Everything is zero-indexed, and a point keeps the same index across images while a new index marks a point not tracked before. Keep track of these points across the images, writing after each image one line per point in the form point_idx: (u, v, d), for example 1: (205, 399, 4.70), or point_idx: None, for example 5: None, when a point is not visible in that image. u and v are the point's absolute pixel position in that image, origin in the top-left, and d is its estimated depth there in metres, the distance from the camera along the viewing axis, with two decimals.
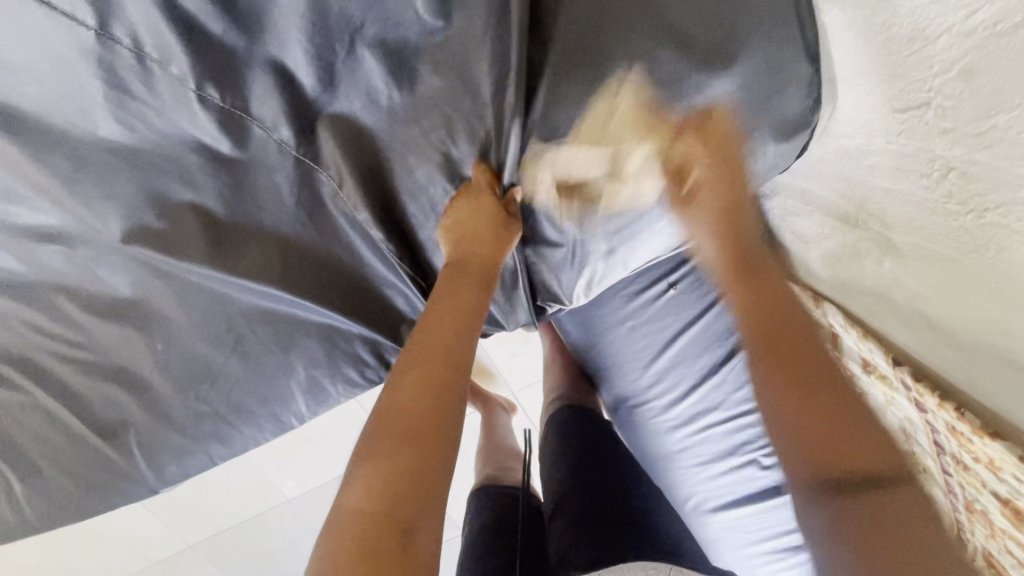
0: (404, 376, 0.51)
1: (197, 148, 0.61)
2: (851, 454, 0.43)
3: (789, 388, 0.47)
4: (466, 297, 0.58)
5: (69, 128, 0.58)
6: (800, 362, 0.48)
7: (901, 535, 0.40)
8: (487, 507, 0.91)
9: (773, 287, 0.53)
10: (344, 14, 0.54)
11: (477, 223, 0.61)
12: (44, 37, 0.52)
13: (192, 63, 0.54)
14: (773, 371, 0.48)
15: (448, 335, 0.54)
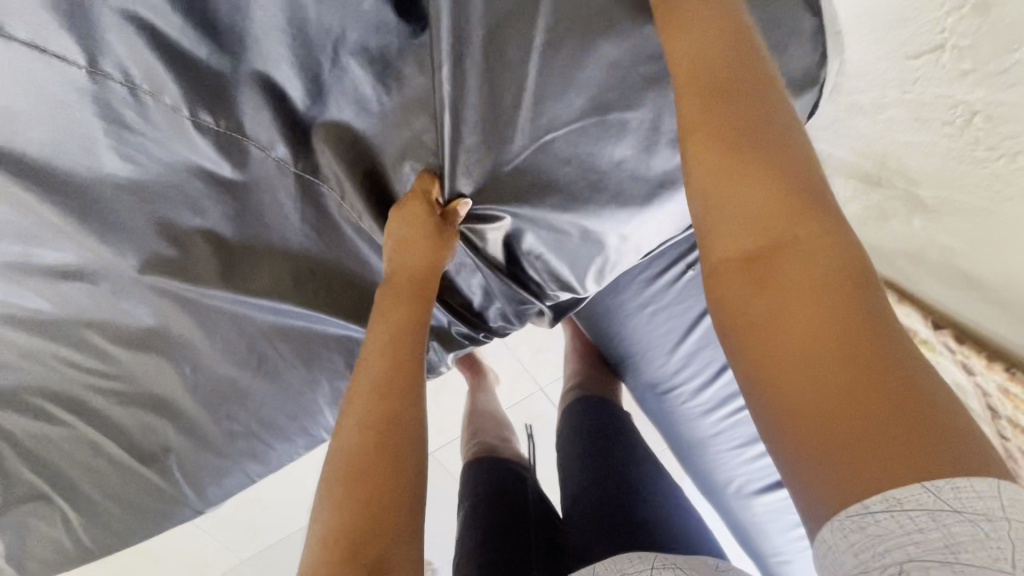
0: (347, 423, 0.52)
1: (200, 174, 0.61)
2: (813, 308, 0.32)
3: (727, 224, 0.37)
4: (404, 322, 0.58)
5: (76, 168, 0.58)
6: (753, 174, 0.37)
7: (864, 421, 0.29)
8: (487, 473, 0.87)
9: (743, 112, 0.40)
10: (322, 24, 0.53)
11: (414, 236, 0.60)
12: (37, 82, 0.51)
13: (183, 90, 0.54)
14: (711, 204, 0.38)
15: (387, 369, 0.54)
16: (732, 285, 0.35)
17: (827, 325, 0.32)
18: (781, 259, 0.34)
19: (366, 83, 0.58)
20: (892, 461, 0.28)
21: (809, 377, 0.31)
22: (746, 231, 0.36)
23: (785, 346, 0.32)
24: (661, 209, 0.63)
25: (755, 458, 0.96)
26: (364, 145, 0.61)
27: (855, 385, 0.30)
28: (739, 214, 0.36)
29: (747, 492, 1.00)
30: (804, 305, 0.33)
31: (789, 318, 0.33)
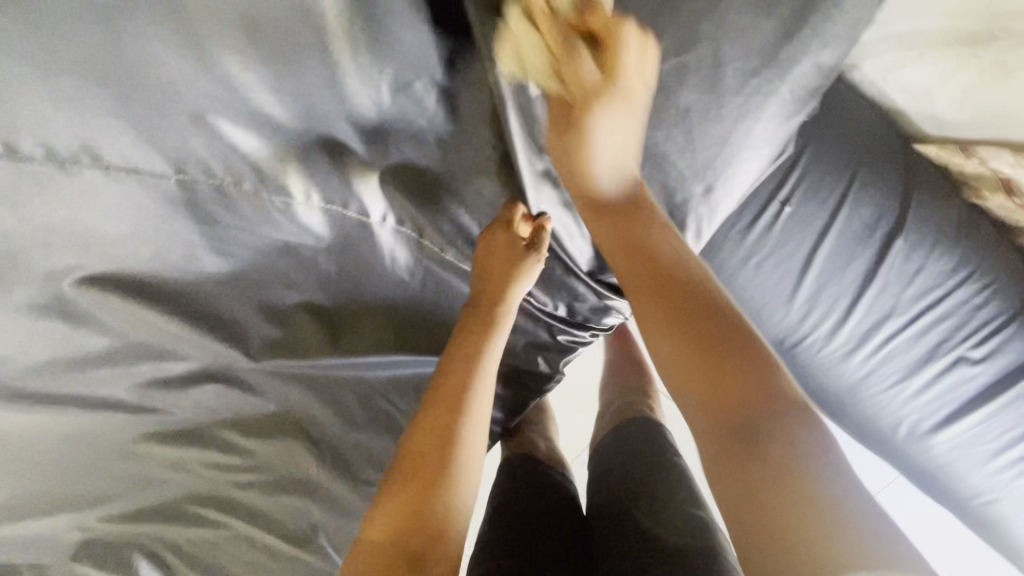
0: (417, 424, 0.59)
1: (287, 249, 0.64)
2: (726, 386, 0.43)
3: (669, 354, 0.46)
4: (477, 344, 0.63)
5: (184, 272, 0.61)
6: (681, 317, 0.47)
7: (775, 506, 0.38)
8: (515, 482, 0.79)
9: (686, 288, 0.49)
10: (374, 73, 0.53)
11: (497, 262, 0.65)
12: (134, 199, 0.52)
13: (261, 171, 0.55)
14: (652, 334, 0.48)
15: (456, 386, 0.60)
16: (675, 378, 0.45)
17: (744, 448, 0.41)
18: (718, 392, 0.43)
19: (423, 117, 0.58)
20: (803, 542, 0.35)
21: (740, 479, 0.40)
22: (682, 363, 0.45)
23: (729, 463, 0.41)
24: (746, 146, 0.57)
25: (923, 390, 0.86)
26: (429, 178, 0.63)
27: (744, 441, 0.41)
28: (676, 344, 0.46)
29: (920, 432, 0.89)
30: (741, 432, 0.41)
31: (729, 438, 0.42)
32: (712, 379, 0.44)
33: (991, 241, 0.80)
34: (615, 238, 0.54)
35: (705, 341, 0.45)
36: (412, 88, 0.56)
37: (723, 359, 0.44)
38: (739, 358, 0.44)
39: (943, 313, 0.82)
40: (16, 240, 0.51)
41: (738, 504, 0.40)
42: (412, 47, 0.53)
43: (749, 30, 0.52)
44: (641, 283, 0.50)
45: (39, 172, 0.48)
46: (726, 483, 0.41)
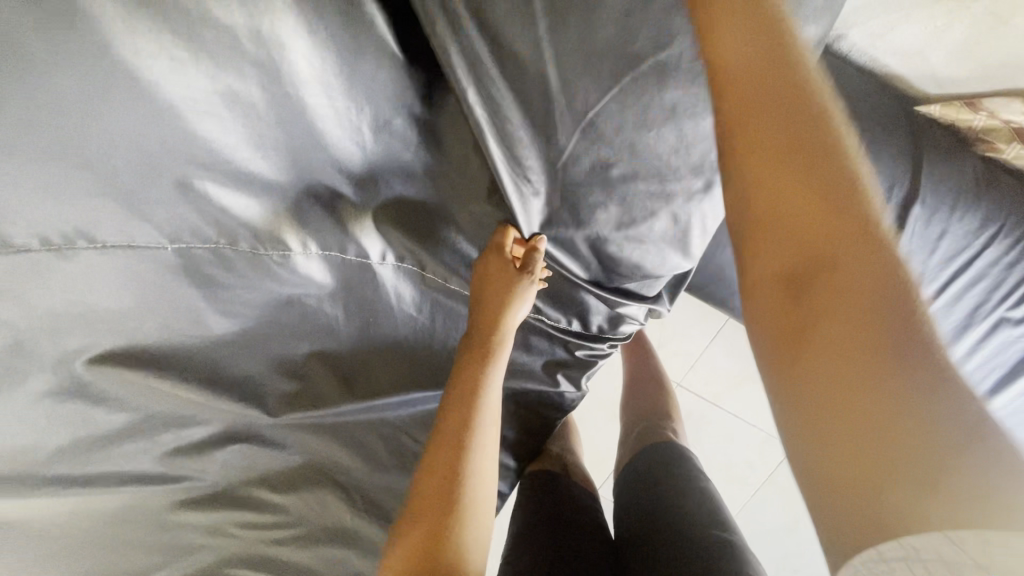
0: (426, 464, 0.58)
1: (292, 301, 0.63)
2: (831, 268, 0.34)
3: (770, 229, 0.37)
4: (477, 378, 0.61)
5: (193, 337, 0.60)
6: (806, 180, 0.36)
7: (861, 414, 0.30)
8: (540, 502, 0.76)
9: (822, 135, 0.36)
10: (352, 116, 0.53)
11: (491, 288, 0.64)
12: (134, 274, 0.53)
13: (255, 229, 0.55)
14: (756, 200, 0.38)
15: (459, 423, 0.59)
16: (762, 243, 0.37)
17: (836, 348, 0.32)
18: (826, 278, 0.34)
19: (405, 151, 0.58)
20: (879, 482, 0.28)
21: (811, 369, 0.32)
22: (778, 241, 0.36)
23: (806, 349, 0.33)
24: None
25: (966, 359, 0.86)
26: (423, 210, 0.63)
27: (843, 335, 0.32)
28: (781, 216, 0.36)
29: None
30: (841, 326, 0.32)
31: (815, 332, 0.33)
32: (808, 256, 0.35)
33: (1015, 192, 0.77)
34: (728, 88, 0.41)
35: (826, 200, 0.35)
36: (388, 124, 0.55)
37: (841, 243, 0.34)
38: (865, 240, 0.33)
39: (975, 274, 0.80)
40: (25, 331, 0.52)
41: (808, 414, 0.32)
42: (386, 85, 0.52)
43: None
44: (750, 98, 0.39)
45: (37, 262, 0.48)
46: (789, 369, 0.34)
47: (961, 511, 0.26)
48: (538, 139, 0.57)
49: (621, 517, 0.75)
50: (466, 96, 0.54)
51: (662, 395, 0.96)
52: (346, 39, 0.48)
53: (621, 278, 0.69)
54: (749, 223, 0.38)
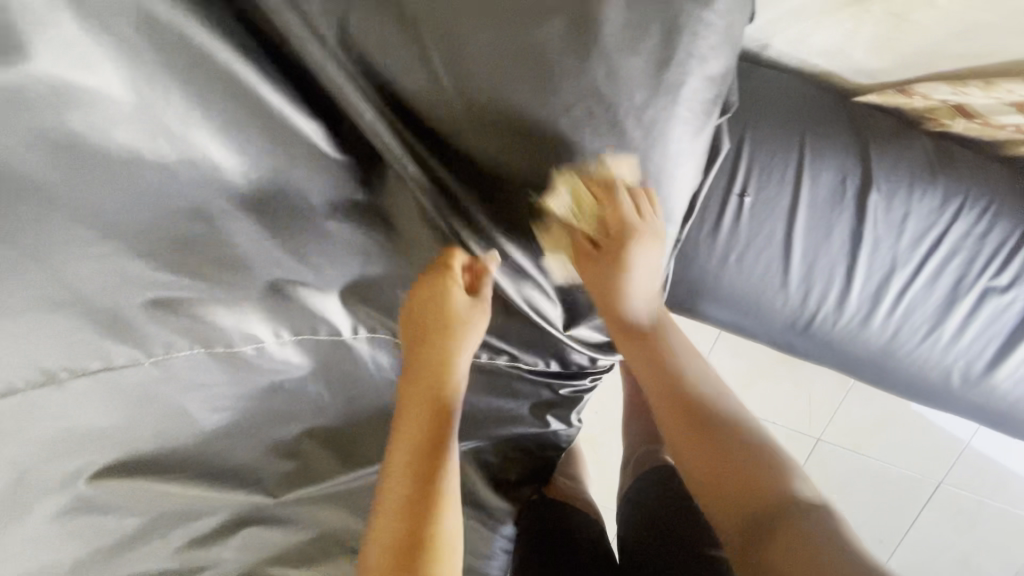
0: (380, 529, 0.56)
1: (275, 387, 0.66)
2: (664, 393, 0.63)
3: (703, 467, 0.59)
4: (423, 422, 0.60)
5: (188, 437, 0.63)
6: (665, 386, 0.63)
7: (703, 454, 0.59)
8: (543, 530, 0.81)
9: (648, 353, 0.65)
10: (299, 214, 0.56)
11: (429, 318, 0.62)
12: (121, 392, 0.56)
13: (226, 330, 0.58)
14: (705, 478, 0.58)
15: (411, 466, 0.58)
16: (671, 420, 0.62)
17: (764, 508, 0.54)
18: (732, 469, 0.57)
19: (357, 235, 0.60)
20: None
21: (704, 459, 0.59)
22: (714, 467, 0.58)
23: (703, 469, 0.59)
24: (670, 170, 0.58)
25: (959, 334, 0.84)
26: (388, 283, 0.64)
27: (689, 433, 0.61)
28: (702, 458, 0.59)
29: (976, 375, 0.87)
30: (696, 439, 0.60)
31: (707, 450, 0.59)
32: (654, 380, 0.64)
33: (970, 163, 0.78)
34: (653, 373, 0.64)
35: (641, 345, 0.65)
36: (335, 214, 0.58)
37: (735, 441, 0.59)
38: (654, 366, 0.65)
39: (950, 251, 0.80)
40: (28, 458, 0.55)
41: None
42: (326, 179, 0.55)
43: (626, 63, 0.53)
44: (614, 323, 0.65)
45: (30, 399, 0.51)
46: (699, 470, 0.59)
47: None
48: (478, 208, 0.60)
49: (623, 533, 0.80)
50: (407, 170, 0.57)
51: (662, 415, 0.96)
52: (279, 149, 0.51)
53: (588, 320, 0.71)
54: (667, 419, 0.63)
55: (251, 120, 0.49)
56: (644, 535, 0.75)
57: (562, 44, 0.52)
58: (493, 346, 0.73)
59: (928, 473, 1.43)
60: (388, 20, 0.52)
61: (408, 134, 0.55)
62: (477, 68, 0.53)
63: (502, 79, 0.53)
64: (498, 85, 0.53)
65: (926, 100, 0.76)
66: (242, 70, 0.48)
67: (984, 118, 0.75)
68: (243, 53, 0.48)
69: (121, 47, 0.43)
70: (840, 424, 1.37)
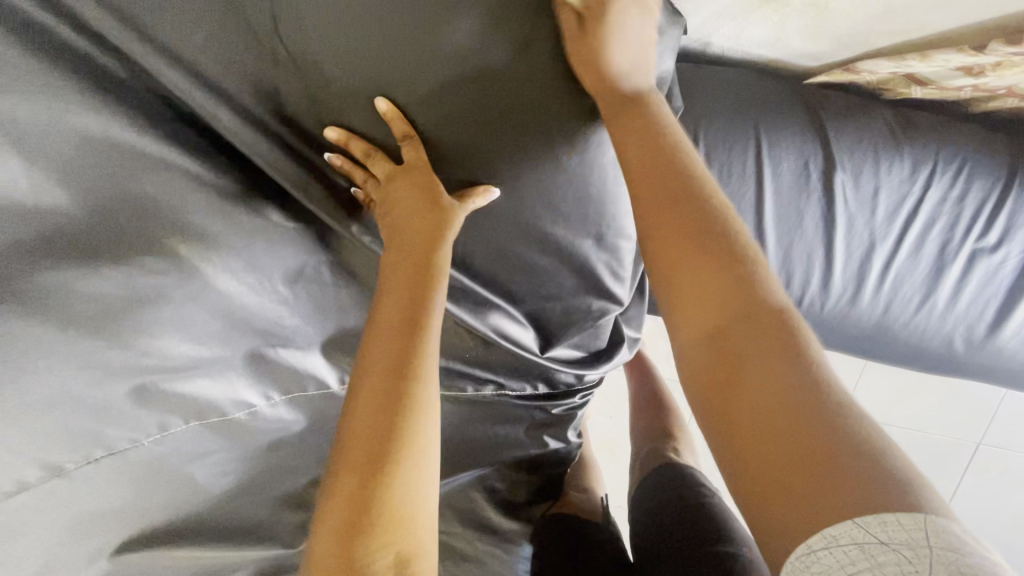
0: (359, 388, 0.50)
1: (276, 445, 0.70)
2: (673, 209, 0.45)
3: (686, 295, 0.42)
4: (412, 285, 0.54)
5: (198, 504, 0.66)
6: (672, 198, 0.46)
7: (721, 279, 0.41)
8: (552, 537, 0.81)
9: (653, 163, 0.48)
10: (267, 284, 0.59)
11: (404, 215, 0.55)
12: (128, 473, 0.59)
13: (218, 400, 0.62)
14: (680, 309, 0.43)
15: (386, 375, 0.50)
16: (670, 233, 0.45)
17: (745, 354, 0.38)
18: (727, 308, 0.40)
19: (328, 293, 0.63)
20: (841, 515, 0.30)
21: (731, 289, 0.41)
22: (710, 292, 0.41)
23: (725, 298, 0.41)
24: (613, 190, 0.59)
25: (957, 298, 0.82)
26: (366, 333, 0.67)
27: (710, 257, 0.42)
28: (681, 282, 0.43)
29: (980, 338, 0.84)
30: (715, 255, 0.42)
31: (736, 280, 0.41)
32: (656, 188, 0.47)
33: (934, 128, 0.76)
34: (644, 190, 0.48)
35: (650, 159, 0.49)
36: (300, 275, 0.61)
37: (740, 262, 0.42)
38: (668, 176, 0.47)
39: (929, 219, 0.78)
40: (54, 546, 0.59)
41: (745, 477, 0.35)
42: (287, 248, 0.58)
43: (547, 94, 0.54)
44: (630, 135, 0.51)
45: (46, 492, 0.55)
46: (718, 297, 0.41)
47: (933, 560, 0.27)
48: None
49: (633, 527, 0.82)
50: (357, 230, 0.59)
51: (665, 415, 0.97)
52: (234, 229, 0.54)
53: (563, 339, 0.71)
54: (670, 240, 0.44)
55: (195, 204, 0.52)
56: (651, 529, 0.77)
57: (481, 80, 0.53)
58: (479, 377, 0.75)
59: (965, 433, 1.38)
60: (312, 90, 0.52)
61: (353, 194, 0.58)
62: (413, 119, 0.54)
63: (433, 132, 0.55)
64: (430, 137, 0.55)
65: (864, 76, 0.75)
66: (183, 164, 0.51)
67: (937, 84, 0.72)
68: (178, 146, 0.51)
69: (66, 172, 0.48)
70: (863, 397, 1.33)
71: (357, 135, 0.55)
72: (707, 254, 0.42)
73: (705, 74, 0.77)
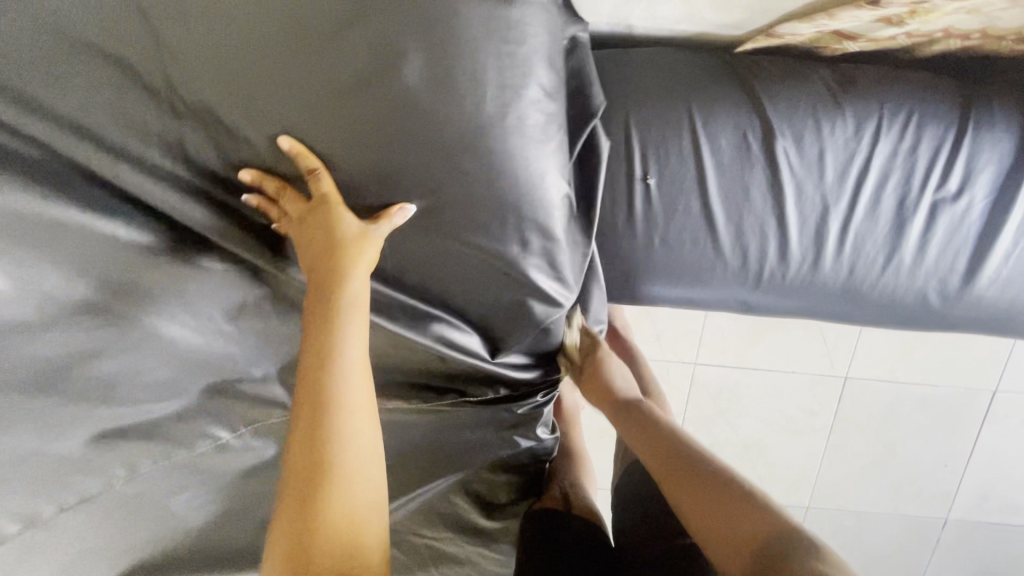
0: (296, 422, 0.53)
1: (248, 478, 0.71)
2: (664, 442, 0.72)
3: (702, 515, 0.61)
4: (334, 317, 0.54)
5: (183, 536, 0.70)
6: (663, 444, 0.71)
7: (710, 482, 0.64)
8: (539, 525, 0.82)
9: (645, 418, 0.76)
10: (207, 324, 0.60)
11: (319, 251, 0.55)
12: (108, 513, 0.64)
13: (182, 437, 0.65)
14: (701, 529, 0.61)
15: (318, 419, 0.52)
16: (671, 464, 0.68)
17: (754, 552, 0.55)
18: (736, 533, 0.58)
19: (271, 325, 0.64)
20: None
21: (717, 498, 0.62)
22: (702, 497, 0.63)
23: (712, 493, 0.62)
24: (530, 189, 0.59)
25: (926, 252, 0.79)
26: None
27: (695, 470, 0.66)
28: (690, 492, 0.64)
29: (955, 290, 0.81)
30: (696, 465, 0.67)
31: (713, 483, 0.63)
32: (652, 435, 0.74)
33: (871, 79, 0.75)
34: (665, 477, 0.68)
35: (639, 416, 0.77)
36: (241, 311, 0.62)
37: (714, 474, 0.65)
38: (657, 437, 0.73)
39: (882, 173, 0.76)
40: None
41: None
42: (219, 288, 0.59)
43: (443, 108, 0.53)
44: (623, 416, 0.78)
45: (38, 535, 0.61)
46: (708, 489, 0.63)
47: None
48: None
49: (616, 517, 0.85)
50: (280, 262, 0.59)
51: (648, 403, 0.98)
52: (162, 277, 0.56)
53: (512, 344, 0.72)
54: (669, 469, 0.68)
55: (120, 259, 0.55)
56: (634, 523, 0.80)
57: (375, 100, 0.53)
58: (439, 386, 0.77)
59: (977, 384, 1.33)
60: (213, 134, 0.53)
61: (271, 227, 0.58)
62: (313, 146, 0.54)
63: (332, 154, 0.54)
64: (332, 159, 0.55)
65: (798, 38, 0.77)
66: (101, 226, 0.53)
67: (868, 37, 0.75)
68: (88, 209, 0.53)
69: None
70: (864, 358, 1.30)
71: (270, 173, 0.55)
72: (694, 473, 0.65)
73: (630, 57, 0.77)
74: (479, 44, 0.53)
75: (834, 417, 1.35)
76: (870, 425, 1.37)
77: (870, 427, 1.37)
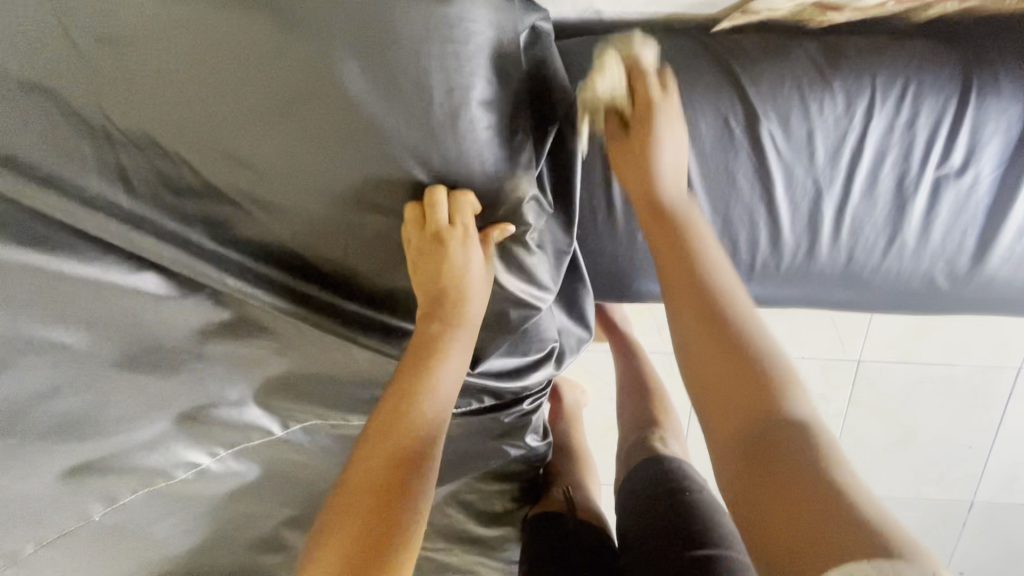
0: (380, 419, 0.55)
1: (234, 498, 0.71)
2: (684, 268, 0.54)
3: (701, 364, 0.48)
4: (446, 337, 0.57)
5: (176, 556, 0.71)
6: (683, 270, 0.53)
7: (725, 335, 0.48)
8: (540, 534, 0.80)
9: (669, 231, 0.57)
10: (171, 352, 0.59)
11: (438, 275, 0.57)
12: (93, 541, 0.65)
13: (158, 466, 0.64)
14: (694, 373, 0.48)
15: (399, 428, 0.54)
16: (686, 293, 0.52)
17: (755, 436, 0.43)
18: (738, 402, 0.45)
19: (239, 349, 0.62)
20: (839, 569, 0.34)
21: (727, 359, 0.47)
22: (711, 350, 0.48)
23: (724, 349, 0.47)
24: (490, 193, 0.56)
25: (932, 232, 0.74)
26: (290, 379, 0.65)
27: (718, 315, 0.49)
28: (698, 332, 0.49)
29: (964, 270, 0.76)
30: (719, 307, 0.50)
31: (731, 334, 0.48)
32: (671, 249, 0.56)
33: (860, 51, 0.70)
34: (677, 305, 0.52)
35: (663, 228, 0.58)
36: (206, 336, 0.60)
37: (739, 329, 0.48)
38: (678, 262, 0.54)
39: (878, 151, 0.71)
40: None
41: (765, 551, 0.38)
42: (179, 314, 0.58)
43: (386, 116, 0.51)
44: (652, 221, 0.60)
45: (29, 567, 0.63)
46: (719, 341, 0.48)
47: (909, 558, 0.34)
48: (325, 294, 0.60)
49: (620, 517, 0.81)
50: (230, 283, 0.57)
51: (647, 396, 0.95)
52: (117, 308, 0.55)
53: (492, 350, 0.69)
54: (684, 298, 0.52)
55: (70, 293, 0.53)
56: (638, 525, 0.76)
57: (313, 112, 0.50)
58: None
59: (1001, 360, 1.26)
60: (154, 161, 0.51)
61: (218, 248, 0.56)
62: (255, 163, 0.52)
63: (270, 168, 0.52)
64: (279, 177, 0.53)
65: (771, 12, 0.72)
66: (26, 258, 0.51)
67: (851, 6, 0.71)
68: (23, 243, 0.51)
69: None
70: (880, 339, 1.24)
71: (213, 193, 0.53)
72: (712, 318, 0.49)
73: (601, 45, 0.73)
74: (420, 45, 0.49)
75: (850, 401, 1.30)
76: (889, 408, 1.31)
77: (890, 409, 1.32)
